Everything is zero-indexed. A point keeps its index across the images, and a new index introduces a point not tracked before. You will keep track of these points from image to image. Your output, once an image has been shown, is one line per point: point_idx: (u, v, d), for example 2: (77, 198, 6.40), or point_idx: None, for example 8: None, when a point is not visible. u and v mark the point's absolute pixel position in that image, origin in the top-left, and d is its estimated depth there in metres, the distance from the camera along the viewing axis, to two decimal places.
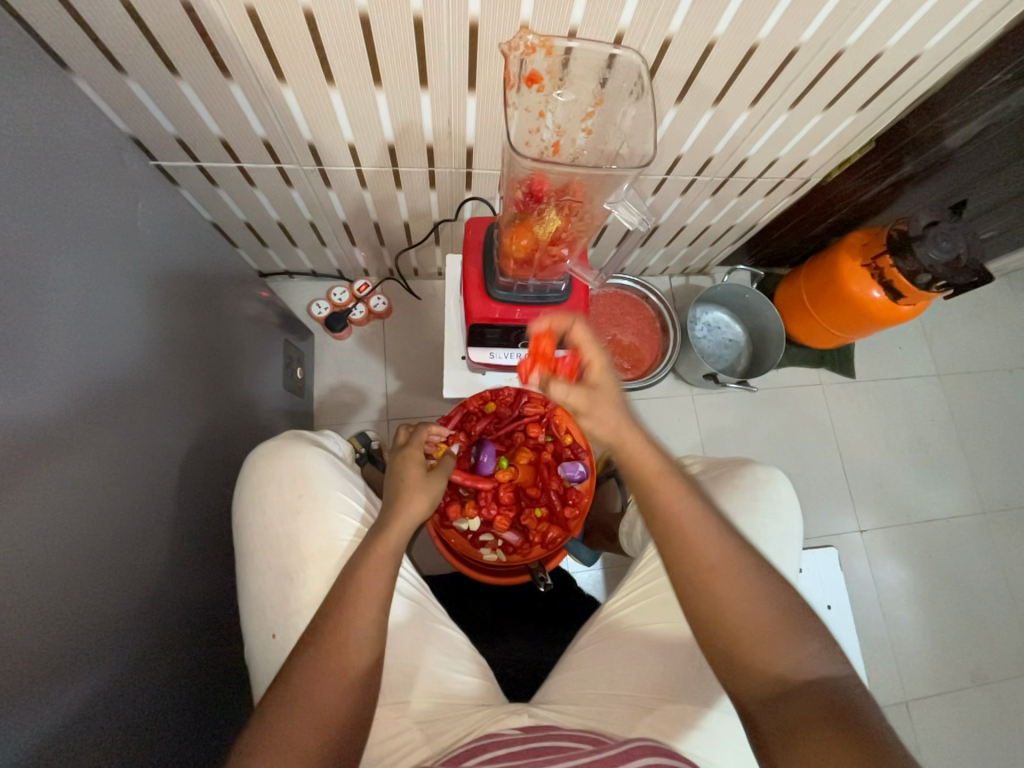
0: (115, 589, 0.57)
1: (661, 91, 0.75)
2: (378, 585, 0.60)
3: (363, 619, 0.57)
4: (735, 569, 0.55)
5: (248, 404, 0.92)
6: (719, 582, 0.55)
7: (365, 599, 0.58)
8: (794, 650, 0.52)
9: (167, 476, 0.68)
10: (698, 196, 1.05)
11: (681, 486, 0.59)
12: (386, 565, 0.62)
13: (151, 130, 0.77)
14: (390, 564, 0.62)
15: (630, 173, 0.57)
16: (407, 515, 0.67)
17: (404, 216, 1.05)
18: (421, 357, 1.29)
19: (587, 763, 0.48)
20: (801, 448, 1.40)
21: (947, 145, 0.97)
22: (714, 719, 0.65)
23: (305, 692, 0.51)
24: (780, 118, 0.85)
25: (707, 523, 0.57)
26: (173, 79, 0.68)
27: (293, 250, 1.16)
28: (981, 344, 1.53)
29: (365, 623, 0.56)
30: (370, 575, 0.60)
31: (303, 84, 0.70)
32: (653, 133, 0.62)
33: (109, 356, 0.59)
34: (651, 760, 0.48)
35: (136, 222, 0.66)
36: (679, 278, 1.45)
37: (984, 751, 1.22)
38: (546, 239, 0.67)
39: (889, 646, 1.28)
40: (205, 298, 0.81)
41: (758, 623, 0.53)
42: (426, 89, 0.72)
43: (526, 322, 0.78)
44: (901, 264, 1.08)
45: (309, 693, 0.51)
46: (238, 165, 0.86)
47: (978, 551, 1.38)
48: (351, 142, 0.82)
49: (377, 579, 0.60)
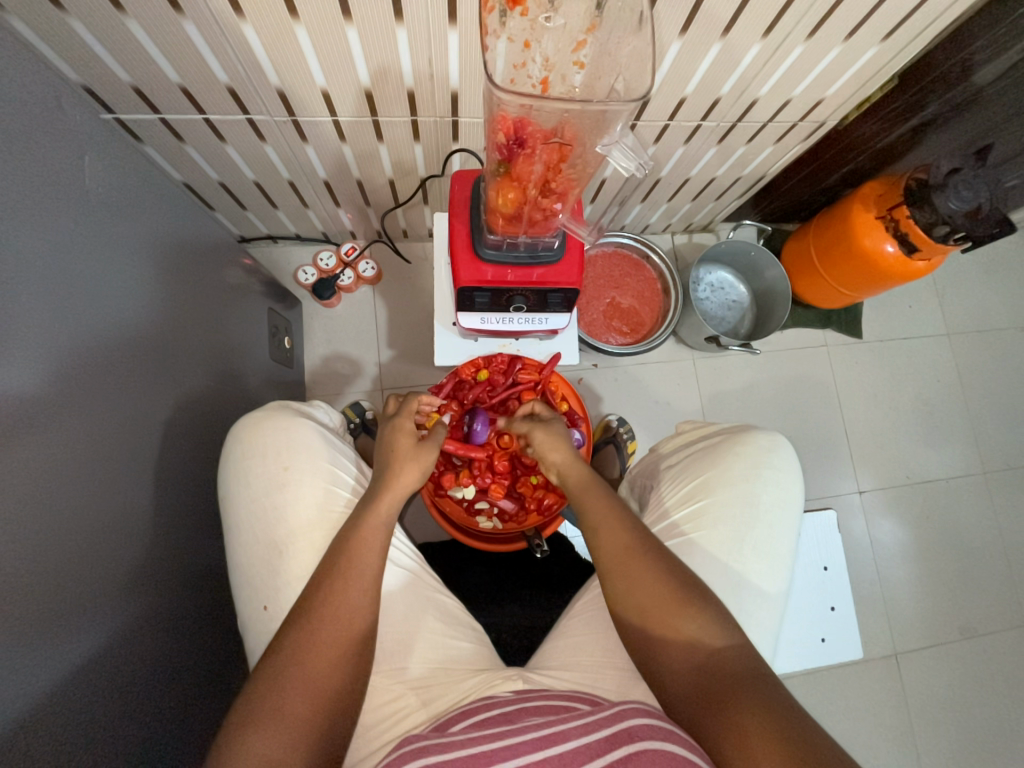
0: (101, 565, 0.57)
1: (663, 22, 0.67)
2: (370, 556, 0.59)
3: (354, 590, 0.56)
4: (643, 562, 0.61)
5: (233, 376, 0.89)
6: (670, 619, 0.58)
7: (356, 571, 0.57)
8: (712, 624, 0.57)
9: (149, 453, 0.66)
10: (703, 145, 0.98)
11: (640, 560, 0.61)
12: (378, 537, 0.60)
13: (105, 79, 0.71)
14: (382, 534, 0.61)
15: (625, 107, 0.51)
16: (397, 486, 0.65)
17: (389, 173, 0.98)
18: (413, 325, 1.25)
19: (587, 720, 0.49)
20: (803, 411, 1.38)
21: (976, 83, 0.89)
22: None
23: (296, 659, 0.51)
24: (795, 52, 0.77)
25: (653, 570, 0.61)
26: (119, 16, 0.62)
27: (274, 212, 1.10)
28: (995, 301, 1.47)
29: (356, 594, 0.56)
30: (363, 546, 0.59)
31: (264, 20, 0.63)
32: (652, 65, 0.55)
33: (80, 328, 0.57)
34: (641, 720, 0.48)
35: (93, 180, 0.61)
36: (681, 235, 1.38)
37: (968, 698, 1.27)
38: (535, 188, 0.61)
39: (882, 602, 1.30)
40: (184, 266, 0.77)
41: (681, 605, 0.58)
42: (402, 23, 0.65)
43: (518, 285, 0.72)
44: (918, 214, 1.02)
45: (301, 659, 0.51)
46: (204, 116, 0.79)
47: (976, 510, 1.38)
48: (324, 88, 0.75)
49: (370, 549, 0.59)
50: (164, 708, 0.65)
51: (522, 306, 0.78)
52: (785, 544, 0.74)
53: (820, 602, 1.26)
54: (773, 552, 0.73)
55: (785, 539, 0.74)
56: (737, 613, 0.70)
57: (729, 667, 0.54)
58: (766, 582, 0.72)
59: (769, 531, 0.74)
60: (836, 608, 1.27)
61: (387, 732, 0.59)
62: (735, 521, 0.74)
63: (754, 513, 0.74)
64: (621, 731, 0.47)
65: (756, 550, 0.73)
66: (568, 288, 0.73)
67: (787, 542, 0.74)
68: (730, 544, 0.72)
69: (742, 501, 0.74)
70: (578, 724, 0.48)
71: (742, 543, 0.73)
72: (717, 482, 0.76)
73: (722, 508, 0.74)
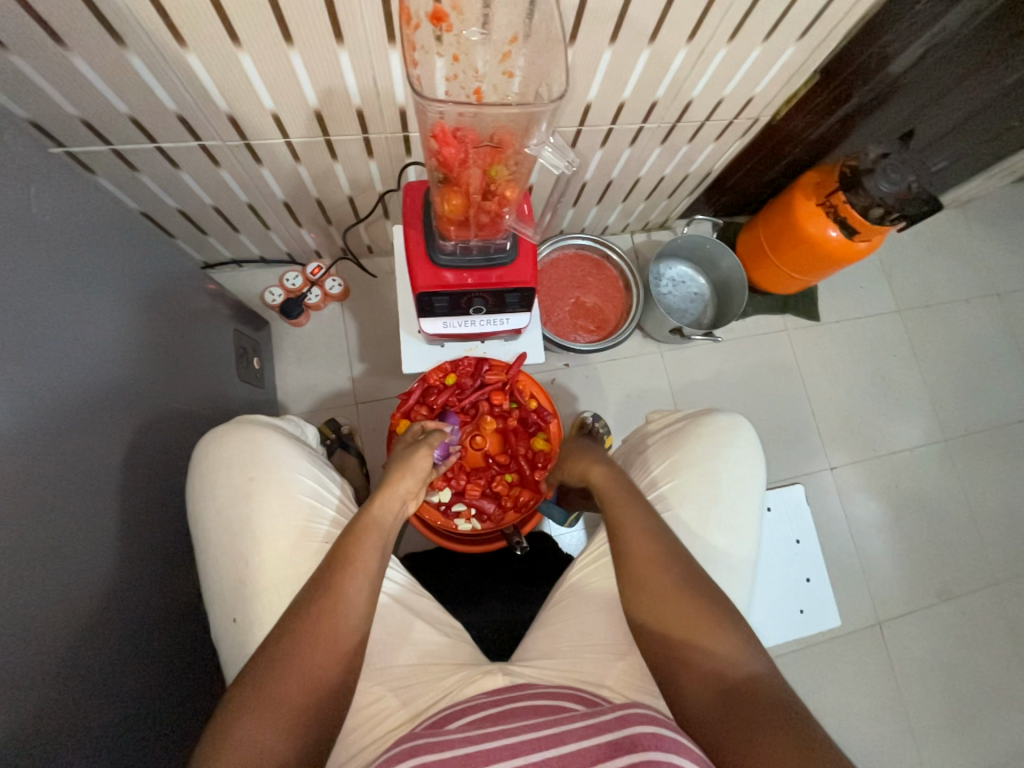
0: (66, 594, 0.56)
1: (593, 32, 0.71)
2: (367, 561, 0.60)
3: (352, 590, 0.57)
4: (664, 580, 0.63)
5: (201, 399, 0.89)
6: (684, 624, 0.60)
7: (355, 567, 0.59)
8: (728, 644, 0.58)
9: (113, 480, 0.66)
10: (648, 145, 1.03)
11: (686, 621, 0.60)
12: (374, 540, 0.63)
13: (52, 112, 0.72)
14: (377, 533, 0.64)
15: (545, 110, 0.54)
16: (391, 493, 0.69)
17: (346, 190, 1.00)
18: (383, 338, 1.26)
19: (591, 723, 0.49)
20: (770, 395, 1.42)
21: (892, 72, 0.95)
22: None
23: (293, 655, 0.52)
24: (720, 54, 0.82)
25: (689, 594, 0.62)
26: (62, 51, 0.63)
27: (236, 236, 1.11)
28: (940, 277, 1.56)
29: (353, 593, 0.57)
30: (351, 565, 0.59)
31: (205, 47, 0.65)
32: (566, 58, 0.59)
33: (38, 358, 0.57)
34: (647, 728, 0.48)
35: (40, 210, 0.61)
36: (640, 234, 1.43)
37: (951, 661, 1.30)
38: (477, 194, 0.64)
39: (862, 573, 1.34)
40: (143, 293, 0.77)
41: (706, 620, 0.60)
42: (343, 45, 0.67)
43: (476, 288, 0.74)
44: (854, 199, 1.09)
45: (297, 655, 0.53)
46: (156, 145, 0.80)
47: (941, 477, 1.44)
48: (273, 111, 0.77)
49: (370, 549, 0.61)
50: (138, 739, 0.64)
51: (482, 309, 0.79)
52: (750, 517, 0.77)
53: (796, 574, 1.30)
54: (737, 529, 0.76)
55: (749, 511, 0.77)
56: None
57: (746, 685, 0.56)
58: (733, 558, 0.75)
59: (733, 507, 0.77)
60: (812, 579, 1.30)
61: (369, 735, 0.59)
62: (702, 500, 0.76)
63: (720, 491, 0.77)
64: (626, 736, 0.47)
65: (721, 526, 0.75)
66: (523, 287, 0.75)
67: (752, 516, 0.77)
68: (693, 523, 0.75)
69: (709, 480, 0.77)
70: (579, 727, 0.49)
71: (708, 522, 0.75)
72: (683, 464, 0.79)
73: (686, 489, 0.77)
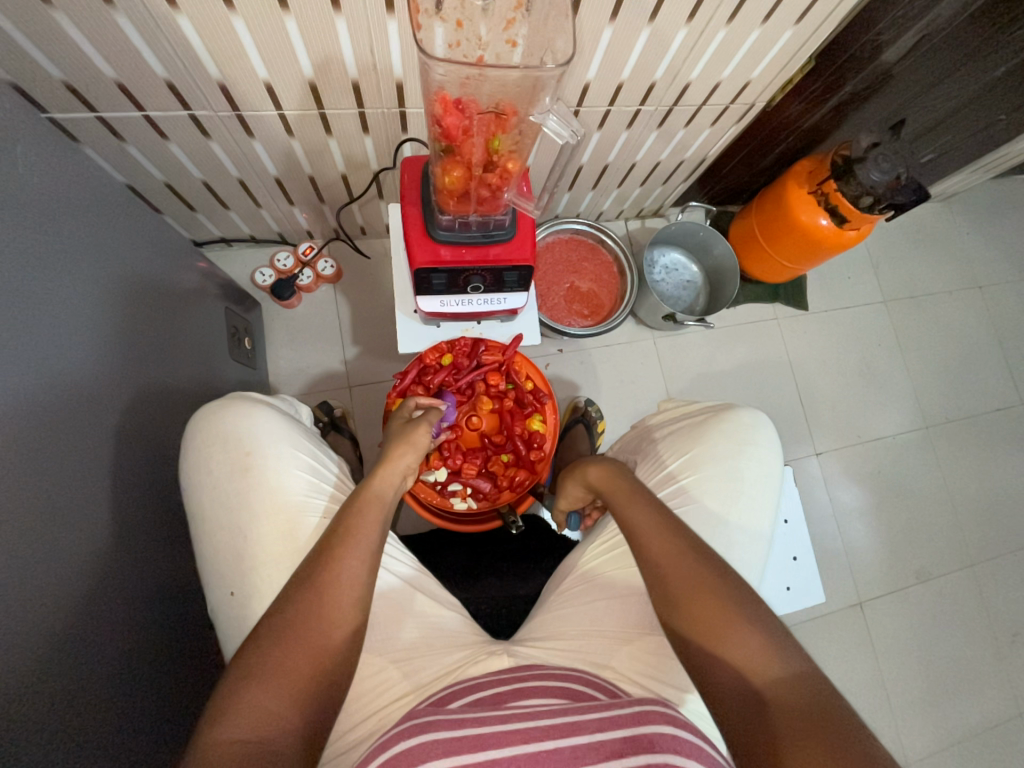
0: (60, 568, 0.56)
1: (594, 8, 0.71)
2: (368, 531, 0.61)
3: (353, 560, 0.58)
4: (696, 584, 0.60)
5: (192, 378, 0.87)
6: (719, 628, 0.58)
7: (358, 537, 0.60)
8: (764, 650, 0.55)
9: (104, 455, 0.65)
10: (644, 129, 1.03)
11: (720, 624, 0.57)
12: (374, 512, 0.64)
13: (34, 75, 0.69)
14: (379, 507, 0.65)
15: (552, 74, 0.53)
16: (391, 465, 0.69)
17: (341, 168, 0.98)
18: (377, 320, 1.25)
19: (607, 714, 0.47)
20: (760, 382, 1.45)
21: (886, 60, 0.97)
22: None
23: (298, 623, 0.53)
24: (719, 35, 0.82)
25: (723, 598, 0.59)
26: (45, 9, 0.61)
27: (225, 214, 1.08)
28: (924, 269, 1.59)
29: (354, 563, 0.58)
30: (348, 541, 0.59)
31: (197, 10, 0.63)
32: (574, 26, 0.58)
33: (24, 326, 0.55)
34: (666, 729, 0.46)
35: (26, 177, 0.60)
36: (634, 221, 1.44)
37: (927, 638, 1.35)
38: (479, 166, 0.64)
39: (845, 555, 1.38)
40: (131, 266, 0.75)
41: (739, 625, 0.57)
42: (340, 12, 0.66)
43: (475, 265, 0.74)
44: (844, 187, 1.10)
45: (302, 624, 0.53)
46: (144, 113, 0.78)
47: (922, 464, 1.49)
48: (267, 80, 0.75)
49: (369, 528, 0.61)
50: (135, 713, 0.64)
51: (480, 287, 0.79)
52: (768, 515, 0.79)
53: (783, 554, 1.33)
54: (755, 525, 0.78)
55: (767, 509, 0.79)
56: None
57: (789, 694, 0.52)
58: (750, 554, 0.77)
59: (751, 504, 0.78)
60: (798, 558, 1.33)
61: (371, 704, 0.60)
62: (723, 496, 0.78)
63: (739, 487, 0.78)
64: (643, 735, 0.45)
65: (740, 520, 0.77)
66: (523, 265, 0.75)
67: (769, 514, 0.79)
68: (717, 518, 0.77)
69: (728, 476, 0.79)
70: (597, 717, 0.47)
71: (728, 517, 0.77)
72: (702, 459, 0.80)
73: (708, 486, 0.78)
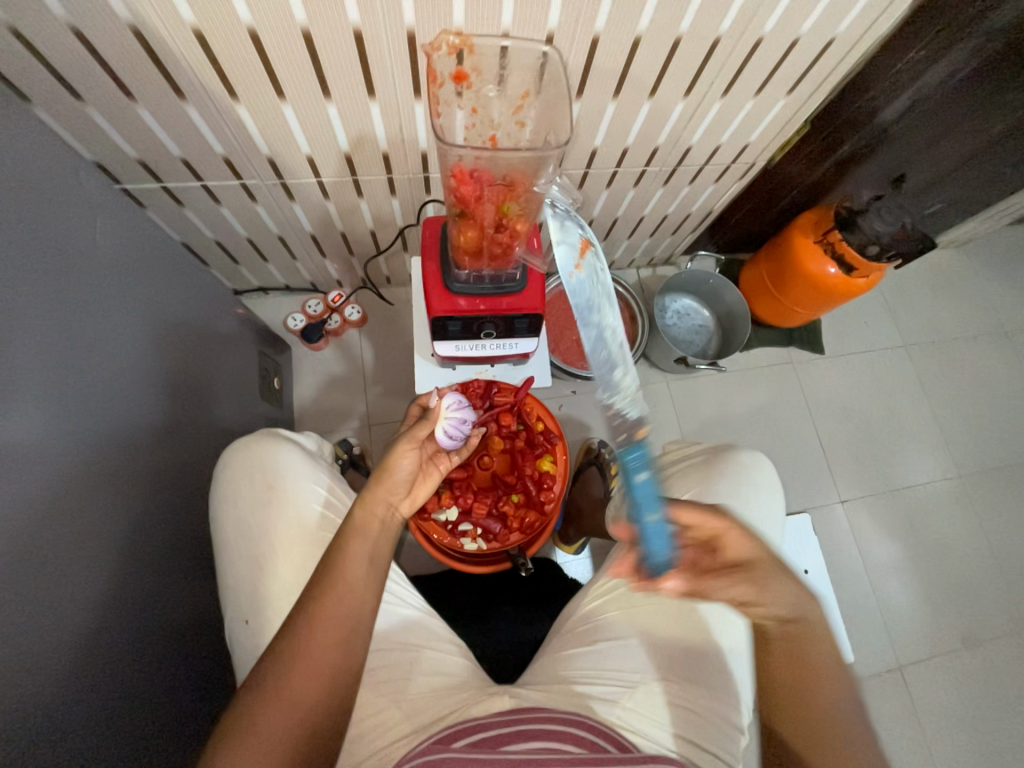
0: (93, 593, 0.59)
1: (597, 87, 0.79)
2: (361, 554, 0.60)
3: (350, 581, 0.59)
4: (811, 686, 0.57)
5: (224, 416, 0.93)
6: (831, 737, 0.54)
7: (352, 559, 0.60)
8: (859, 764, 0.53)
9: (140, 487, 0.69)
10: (651, 186, 1.09)
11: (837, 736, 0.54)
12: (363, 544, 0.61)
13: (113, 153, 0.81)
14: (369, 535, 0.62)
15: (551, 153, 0.60)
16: (383, 491, 0.66)
17: (370, 225, 1.08)
18: (398, 362, 1.31)
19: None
20: (778, 426, 1.43)
21: (883, 120, 1.02)
22: (703, 705, 0.65)
23: (301, 648, 0.54)
24: (715, 106, 0.89)
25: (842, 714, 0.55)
26: (130, 103, 0.72)
27: (265, 266, 1.19)
28: (944, 314, 1.58)
29: (351, 584, 0.58)
30: (344, 563, 0.59)
31: (254, 102, 0.73)
32: (570, 112, 0.66)
33: (85, 368, 0.62)
34: None
35: (101, 239, 0.69)
36: (646, 269, 1.50)
37: (979, 712, 1.23)
38: (490, 227, 0.71)
39: (880, 613, 1.30)
40: (178, 314, 0.83)
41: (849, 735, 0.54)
42: (374, 98, 0.76)
43: (488, 313, 0.79)
44: (850, 236, 1.14)
45: (304, 648, 0.53)
46: (202, 183, 0.89)
47: (958, 514, 1.41)
48: (309, 154, 0.85)
49: (358, 558, 0.60)
50: (145, 744, 0.65)
51: (493, 334, 0.84)
52: None
53: None
54: None
55: (771, 553, 0.78)
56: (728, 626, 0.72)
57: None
58: None
59: None
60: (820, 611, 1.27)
61: (371, 747, 0.60)
62: None
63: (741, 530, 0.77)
64: None
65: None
66: (532, 313, 0.80)
67: None
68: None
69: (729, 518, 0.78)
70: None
71: None
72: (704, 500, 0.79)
73: None
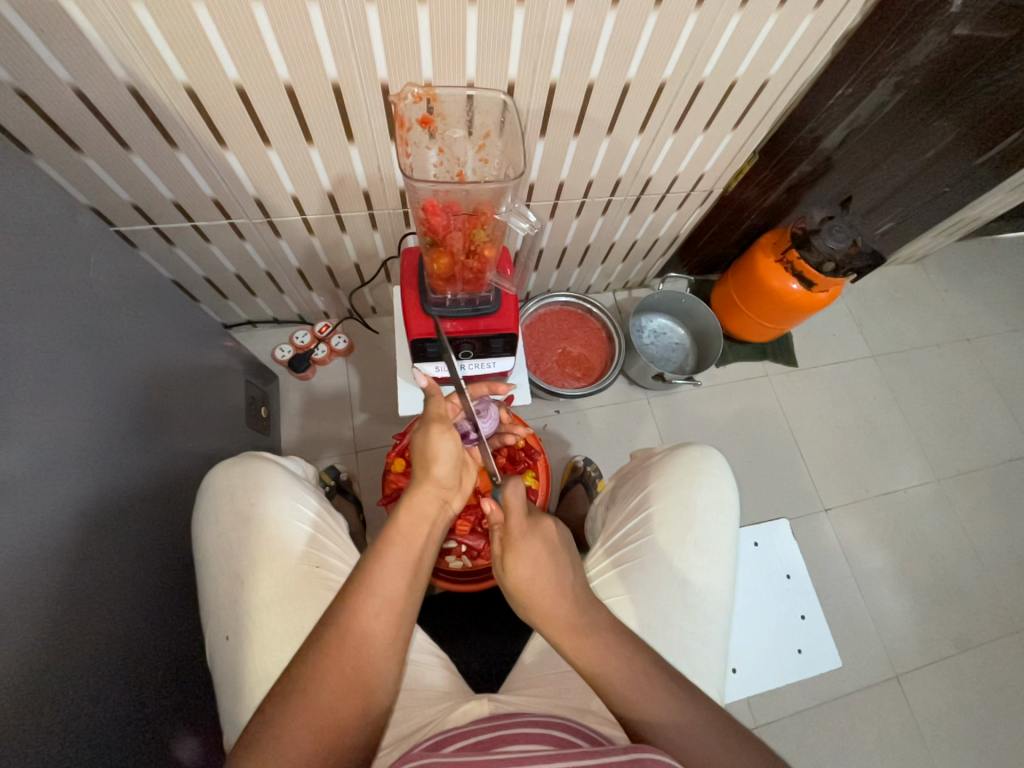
0: (80, 618, 0.60)
1: (558, 127, 0.86)
2: (393, 585, 0.56)
3: (374, 618, 0.54)
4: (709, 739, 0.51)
5: (210, 445, 0.95)
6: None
7: (379, 592, 0.55)
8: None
9: (126, 513, 0.71)
10: (619, 214, 1.16)
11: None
12: (397, 569, 0.57)
13: (107, 197, 0.86)
14: (399, 551, 0.59)
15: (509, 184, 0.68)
16: (415, 507, 0.63)
17: (353, 258, 1.14)
18: (384, 388, 1.35)
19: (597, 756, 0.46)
20: (758, 438, 1.47)
21: (825, 146, 1.10)
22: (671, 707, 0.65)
23: (317, 680, 0.51)
24: (669, 140, 0.97)
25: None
26: (124, 150, 0.77)
27: (253, 300, 1.23)
28: (908, 325, 1.66)
29: (376, 621, 0.54)
30: (365, 595, 0.55)
31: (241, 147, 0.79)
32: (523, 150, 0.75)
33: (74, 397, 0.65)
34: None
35: (95, 276, 0.73)
36: (621, 292, 1.57)
37: (978, 718, 1.22)
38: (461, 255, 0.77)
39: (872, 621, 1.30)
40: (165, 346, 0.86)
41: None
42: (353, 141, 0.82)
43: (466, 334, 0.83)
44: (807, 256, 1.21)
45: (320, 681, 0.51)
46: (192, 222, 0.94)
47: (939, 518, 1.44)
48: (293, 193, 0.91)
49: (396, 563, 0.57)
50: None
51: (470, 353, 0.88)
52: (726, 542, 0.80)
53: (790, 611, 1.28)
54: (713, 552, 0.78)
55: (725, 536, 0.80)
56: (685, 609, 0.74)
57: None
58: (711, 582, 0.77)
59: (707, 534, 0.79)
60: (807, 617, 1.28)
61: None
62: (678, 525, 0.79)
63: (693, 515, 0.80)
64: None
65: (697, 548, 0.78)
66: (507, 333, 0.84)
67: (727, 540, 0.80)
68: (670, 549, 0.78)
69: (682, 506, 0.81)
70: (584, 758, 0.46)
71: (684, 546, 0.78)
72: (657, 492, 0.83)
73: (663, 518, 0.80)
